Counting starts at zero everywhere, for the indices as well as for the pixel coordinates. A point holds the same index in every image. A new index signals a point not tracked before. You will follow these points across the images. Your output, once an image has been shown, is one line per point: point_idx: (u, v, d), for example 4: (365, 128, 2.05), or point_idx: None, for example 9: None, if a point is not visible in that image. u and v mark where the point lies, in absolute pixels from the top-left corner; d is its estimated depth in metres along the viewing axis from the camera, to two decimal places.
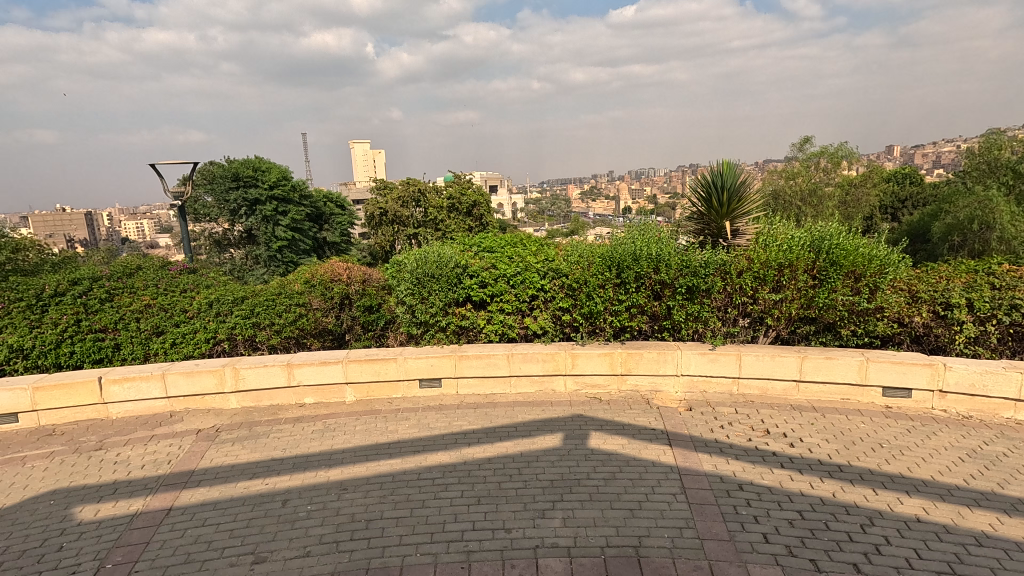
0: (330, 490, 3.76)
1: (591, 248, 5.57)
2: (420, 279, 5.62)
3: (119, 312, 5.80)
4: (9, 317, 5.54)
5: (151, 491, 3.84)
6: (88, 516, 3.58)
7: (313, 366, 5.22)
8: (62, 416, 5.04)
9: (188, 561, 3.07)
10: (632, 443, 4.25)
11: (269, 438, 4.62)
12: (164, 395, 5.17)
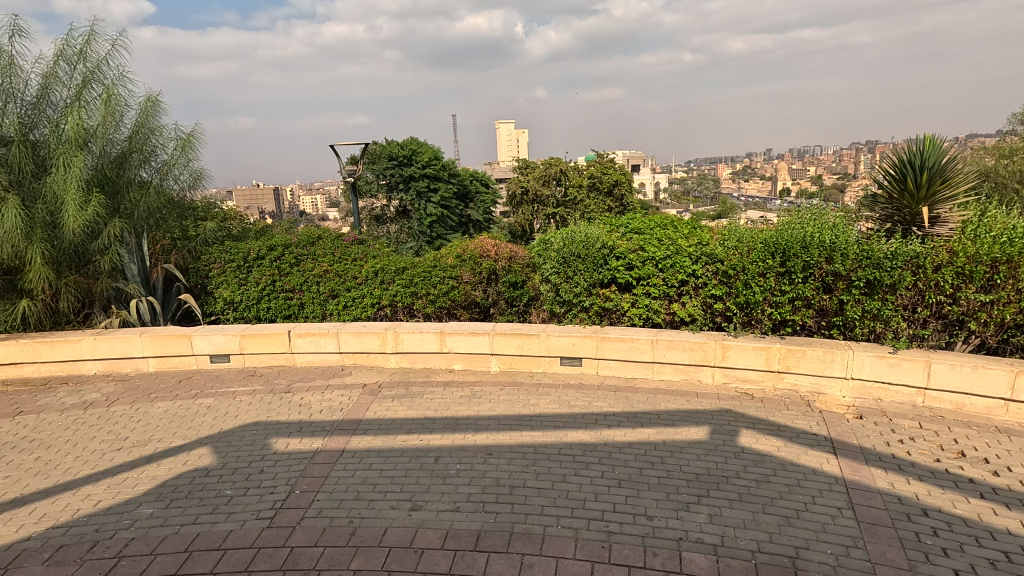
0: (477, 453, 4.00)
1: (752, 234, 5.20)
2: (567, 259, 5.68)
3: (304, 275, 6.67)
4: (224, 275, 6.66)
5: (328, 433, 4.40)
6: (281, 447, 4.22)
7: (462, 335, 5.56)
8: (261, 360, 5.95)
9: (358, 498, 3.49)
10: (789, 446, 3.91)
11: (423, 398, 5.03)
12: (338, 350, 5.85)
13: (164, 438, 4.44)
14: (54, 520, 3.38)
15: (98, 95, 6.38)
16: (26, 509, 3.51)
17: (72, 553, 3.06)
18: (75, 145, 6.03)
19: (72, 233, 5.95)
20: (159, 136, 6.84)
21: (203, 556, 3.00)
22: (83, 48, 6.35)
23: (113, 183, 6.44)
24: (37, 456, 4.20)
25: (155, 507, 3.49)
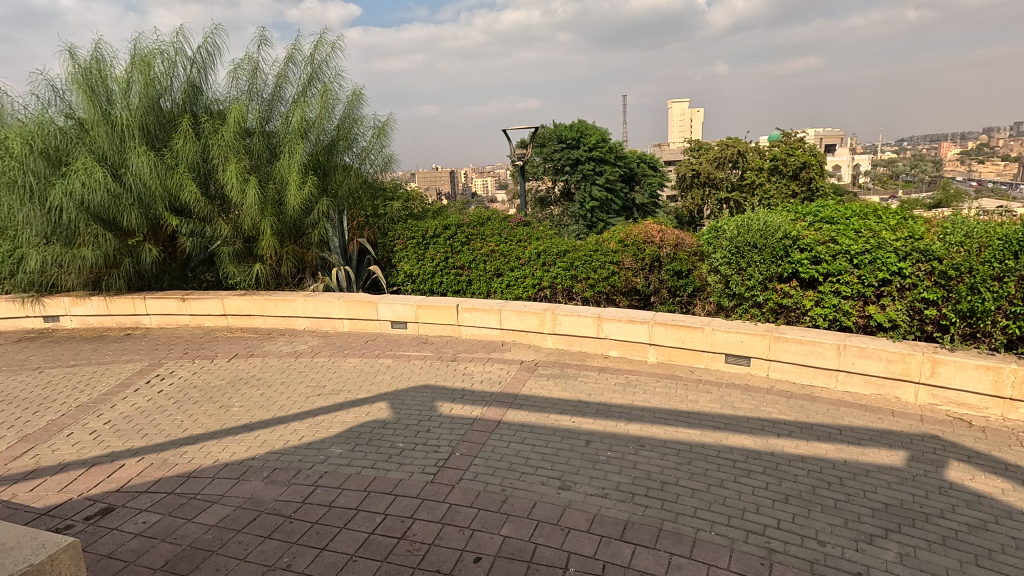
0: (629, 442, 3.93)
1: (986, 228, 4.29)
2: (740, 248, 5.26)
3: (473, 254, 7.11)
4: (406, 250, 7.40)
5: (487, 404, 4.68)
6: (445, 411, 4.60)
7: (620, 322, 5.47)
8: (432, 330, 6.52)
9: (511, 469, 3.67)
10: (1020, 491, 3.18)
11: (577, 381, 5.08)
12: (499, 327, 6.16)
13: (352, 390, 5.12)
14: (271, 446, 4.12)
15: (317, 92, 7.47)
16: (252, 434, 4.32)
17: (282, 476, 3.70)
18: (298, 134, 7.14)
19: (293, 209, 7.07)
20: (360, 126, 7.76)
21: (378, 497, 3.41)
22: (309, 51, 7.45)
23: (324, 167, 7.52)
24: (261, 392, 5.14)
25: (343, 448, 4.05)
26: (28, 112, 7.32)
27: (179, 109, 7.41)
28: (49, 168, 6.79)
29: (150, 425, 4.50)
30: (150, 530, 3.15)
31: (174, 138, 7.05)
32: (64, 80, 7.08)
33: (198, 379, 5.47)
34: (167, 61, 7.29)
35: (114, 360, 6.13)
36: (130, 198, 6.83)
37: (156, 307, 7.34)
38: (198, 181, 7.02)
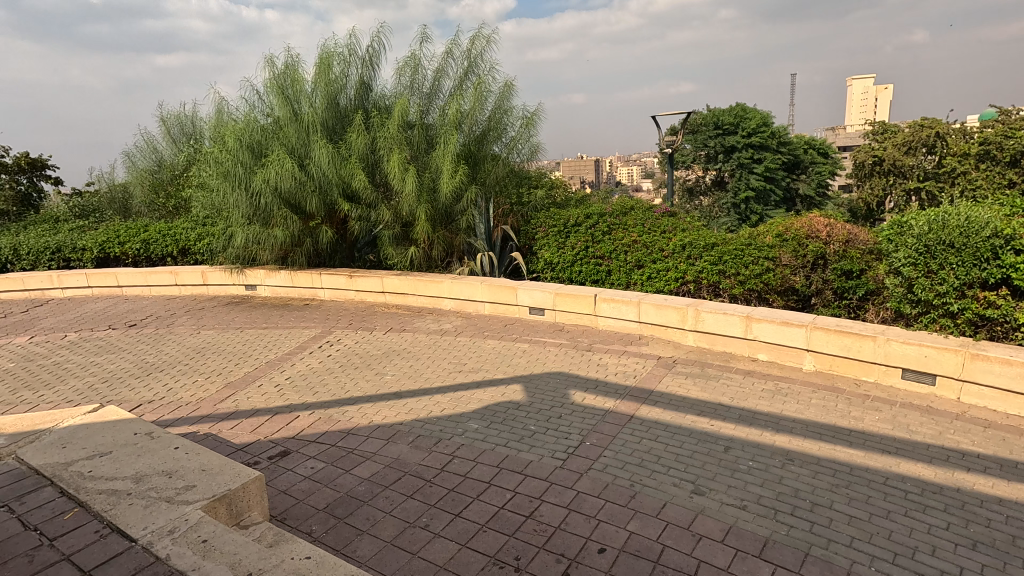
0: (775, 455, 3.61)
1: None
2: (930, 248, 4.51)
3: (614, 244, 6.99)
4: (548, 238, 7.51)
5: (620, 396, 4.61)
6: (578, 399, 4.62)
7: (773, 324, 5.02)
8: (569, 319, 6.56)
9: (641, 465, 3.58)
10: None
11: (720, 382, 4.78)
12: (638, 320, 6.01)
13: (490, 370, 5.37)
14: (416, 415, 4.49)
15: (471, 84, 7.87)
16: (401, 401, 4.75)
17: (425, 443, 4.02)
18: (453, 125, 7.59)
19: (445, 197, 7.55)
20: (510, 116, 8.02)
21: (509, 475, 3.55)
22: (466, 45, 7.84)
23: (475, 156, 7.91)
24: (410, 364, 5.62)
25: (479, 424, 4.28)
26: (240, 113, 8.72)
27: (353, 106, 8.30)
28: (253, 159, 8.03)
29: (320, 384, 5.17)
30: (317, 475, 3.62)
31: (348, 132, 7.92)
32: (266, 85, 8.30)
33: (359, 348, 6.14)
34: (344, 63, 8.20)
35: (295, 326, 7.12)
36: (313, 185, 7.81)
37: (329, 282, 8.34)
38: (366, 171, 7.81)
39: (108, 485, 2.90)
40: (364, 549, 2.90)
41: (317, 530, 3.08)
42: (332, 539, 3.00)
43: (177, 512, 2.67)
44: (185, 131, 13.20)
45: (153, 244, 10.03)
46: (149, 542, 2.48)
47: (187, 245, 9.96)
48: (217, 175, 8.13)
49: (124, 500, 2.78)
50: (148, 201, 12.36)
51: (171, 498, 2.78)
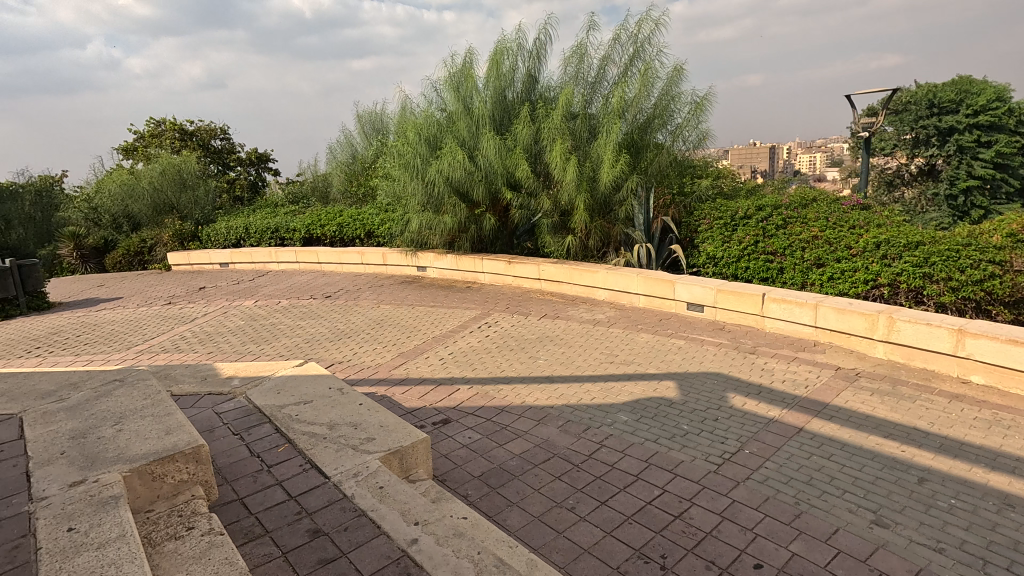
0: (987, 496, 3.03)
1: None
2: None
3: (789, 240, 6.41)
4: (711, 232, 7.18)
5: (787, 406, 4.22)
6: (737, 404, 4.33)
7: (995, 342, 4.19)
8: (731, 318, 6.15)
9: (809, 484, 3.25)
10: None
11: (915, 404, 4.12)
12: (813, 324, 5.43)
13: (643, 364, 5.26)
14: (566, 400, 4.58)
15: (638, 70, 7.68)
16: (552, 386, 4.89)
17: (574, 428, 4.09)
18: (616, 114, 7.51)
19: (605, 186, 7.50)
20: (677, 102, 7.66)
21: (658, 472, 3.47)
22: (633, 29, 7.65)
23: (638, 145, 7.74)
24: (562, 351, 5.74)
25: (629, 417, 4.24)
26: (420, 110, 9.57)
27: (519, 98, 8.63)
28: (429, 151, 8.77)
29: (479, 362, 5.53)
30: (474, 445, 3.90)
31: (514, 124, 8.26)
32: (443, 82, 8.98)
33: (514, 331, 6.43)
34: (513, 57, 8.54)
35: (458, 306, 7.67)
36: (480, 175, 8.30)
37: (489, 267, 8.82)
38: (529, 161, 8.09)
39: (309, 428, 3.45)
40: (513, 519, 3.07)
41: (472, 494, 3.33)
42: (485, 505, 3.22)
43: (360, 459, 3.08)
44: (375, 127, 14.87)
45: (345, 227, 11.51)
46: (339, 481, 2.90)
47: (372, 229, 11.26)
48: (399, 167, 9.04)
49: (320, 442, 3.27)
50: (343, 189, 14.19)
51: (355, 446, 3.21)
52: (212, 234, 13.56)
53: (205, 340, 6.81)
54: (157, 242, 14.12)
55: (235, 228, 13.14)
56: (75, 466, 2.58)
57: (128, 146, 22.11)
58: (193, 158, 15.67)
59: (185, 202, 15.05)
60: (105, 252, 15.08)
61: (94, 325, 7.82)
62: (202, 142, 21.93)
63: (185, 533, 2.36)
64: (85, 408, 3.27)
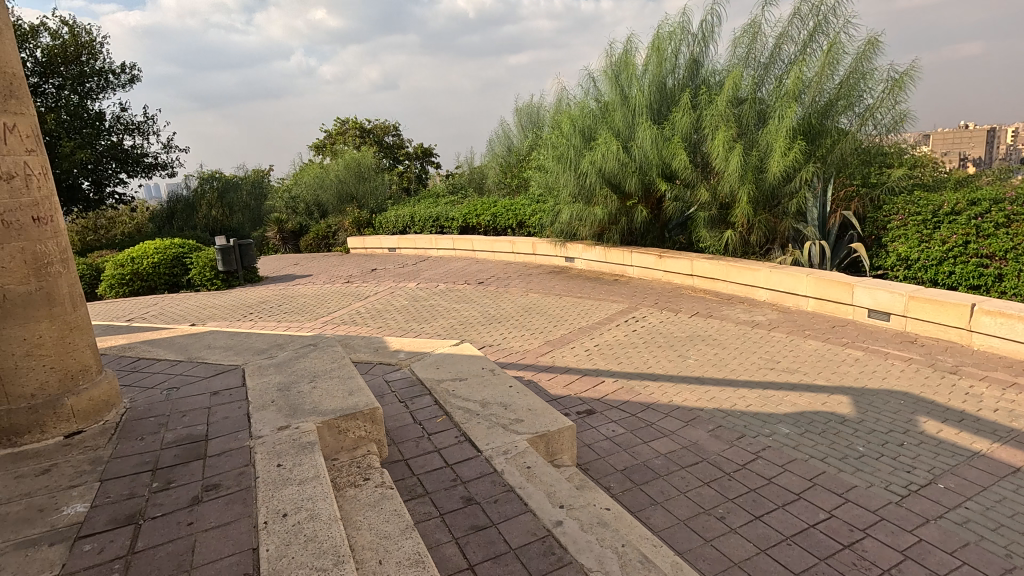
0: None
1: None
2: None
3: (1014, 241, 5.37)
4: (904, 229, 6.24)
5: (999, 440, 3.54)
6: (930, 430, 3.73)
7: None
8: (926, 330, 5.31)
9: None
10: None
11: None
12: None
13: (809, 374, 4.76)
14: (718, 404, 4.33)
15: (821, 47, 6.87)
16: (703, 387, 4.65)
17: (726, 435, 3.86)
18: (791, 96, 6.82)
19: (773, 177, 6.88)
20: (869, 80, 6.69)
21: (825, 494, 3.14)
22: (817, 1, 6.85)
23: (816, 131, 6.95)
24: (716, 352, 5.42)
25: (791, 430, 3.87)
26: (576, 101, 9.60)
27: (680, 85, 8.24)
28: (583, 143, 8.78)
29: (625, 356, 5.45)
30: (617, 438, 3.87)
31: (673, 112, 7.91)
32: (601, 73, 8.91)
33: (663, 328, 6.21)
34: (676, 41, 8.16)
35: (605, 298, 7.61)
36: (634, 165, 8.10)
37: (639, 261, 8.59)
38: (687, 151, 7.71)
39: (464, 403, 3.70)
40: (657, 519, 2.98)
41: (615, 487, 3.29)
42: (628, 499, 3.17)
43: (509, 438, 3.23)
44: (531, 120, 15.25)
45: (499, 217, 12.03)
46: (490, 456, 3.08)
47: (523, 219, 11.62)
48: (552, 158, 9.17)
49: (474, 418, 3.50)
50: (498, 181, 14.82)
51: (505, 426, 3.37)
52: (383, 222, 15.07)
53: (376, 316, 7.62)
54: (340, 228, 16.09)
55: (402, 216, 14.45)
56: (281, 413, 3.07)
57: (321, 143, 25.39)
58: (370, 153, 17.51)
59: (363, 192, 16.90)
60: (299, 235, 17.55)
61: (291, 297, 9.17)
62: (378, 138, 24.38)
63: (362, 482, 2.69)
64: (288, 366, 3.87)
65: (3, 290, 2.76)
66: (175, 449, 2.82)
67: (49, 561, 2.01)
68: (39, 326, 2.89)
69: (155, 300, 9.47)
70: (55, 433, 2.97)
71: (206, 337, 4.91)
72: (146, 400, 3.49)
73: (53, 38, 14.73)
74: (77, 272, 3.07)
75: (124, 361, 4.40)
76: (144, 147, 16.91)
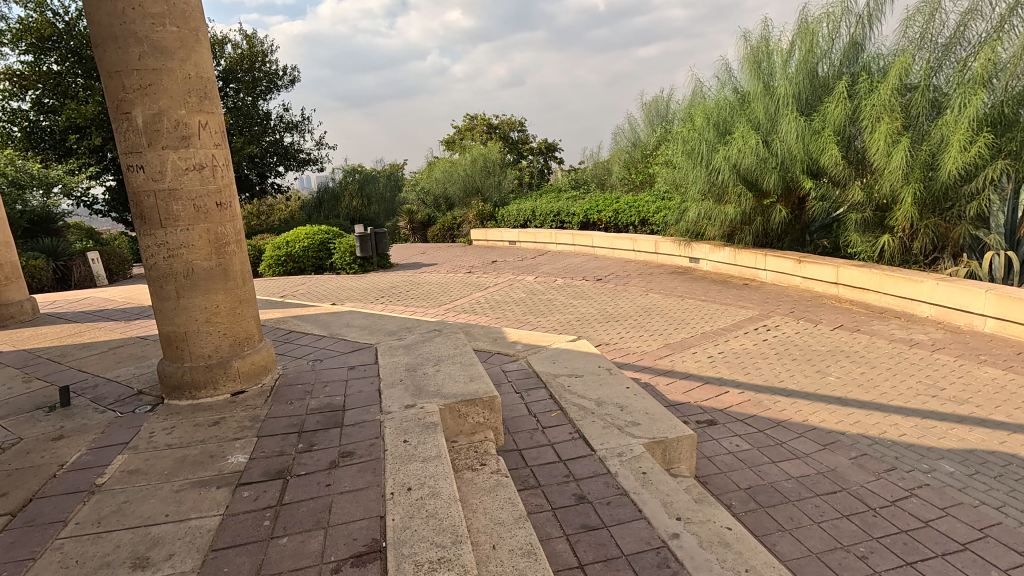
0: None
1: None
2: None
3: None
4: None
5: None
6: None
7: None
8: None
9: None
10: None
11: None
12: None
13: (984, 407, 4.07)
14: (864, 430, 3.86)
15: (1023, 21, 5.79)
16: (845, 409, 4.17)
17: (872, 465, 3.43)
18: (979, 82, 5.86)
19: (948, 176, 5.96)
20: None
21: (999, 549, 2.67)
22: None
23: (1009, 121, 5.89)
24: (862, 371, 4.83)
25: (957, 469, 3.34)
26: (711, 93, 9.05)
27: (834, 72, 7.43)
28: (717, 137, 8.26)
29: (753, 366, 5.06)
30: (741, 454, 3.61)
31: (825, 102, 7.17)
32: (740, 61, 8.30)
33: (799, 339, 5.67)
34: (833, 23, 7.36)
35: (732, 303, 7.13)
36: (775, 161, 7.47)
37: (773, 265, 7.92)
38: (840, 146, 6.95)
39: (578, 400, 3.68)
40: (784, 547, 2.72)
41: (737, 506, 3.06)
42: (751, 522, 2.93)
43: (625, 440, 3.15)
44: (660, 113, 14.71)
45: (621, 214, 11.76)
46: (604, 456, 3.02)
47: (646, 216, 11.25)
48: (682, 154, 8.74)
49: (589, 416, 3.46)
50: (622, 177, 14.49)
51: (621, 427, 3.29)
52: (505, 215, 15.43)
53: (495, 307, 7.84)
54: (464, 220, 16.77)
55: (524, 210, 14.67)
56: (407, 392, 3.27)
57: (451, 139, 26.67)
58: (497, 148, 17.99)
59: (488, 186, 17.44)
60: (427, 226, 18.57)
61: (418, 284, 9.74)
62: (504, 134, 25.06)
63: (478, 467, 2.78)
64: (415, 348, 4.11)
65: (192, 265, 3.22)
66: (317, 415, 3.12)
67: (217, 501, 2.32)
68: (216, 297, 3.34)
69: (303, 280, 10.56)
70: (224, 390, 3.43)
71: (345, 317, 5.37)
72: (295, 369, 3.91)
73: (234, 49, 16.95)
74: (248, 252, 3.51)
75: (278, 333, 4.96)
76: (300, 143, 18.91)
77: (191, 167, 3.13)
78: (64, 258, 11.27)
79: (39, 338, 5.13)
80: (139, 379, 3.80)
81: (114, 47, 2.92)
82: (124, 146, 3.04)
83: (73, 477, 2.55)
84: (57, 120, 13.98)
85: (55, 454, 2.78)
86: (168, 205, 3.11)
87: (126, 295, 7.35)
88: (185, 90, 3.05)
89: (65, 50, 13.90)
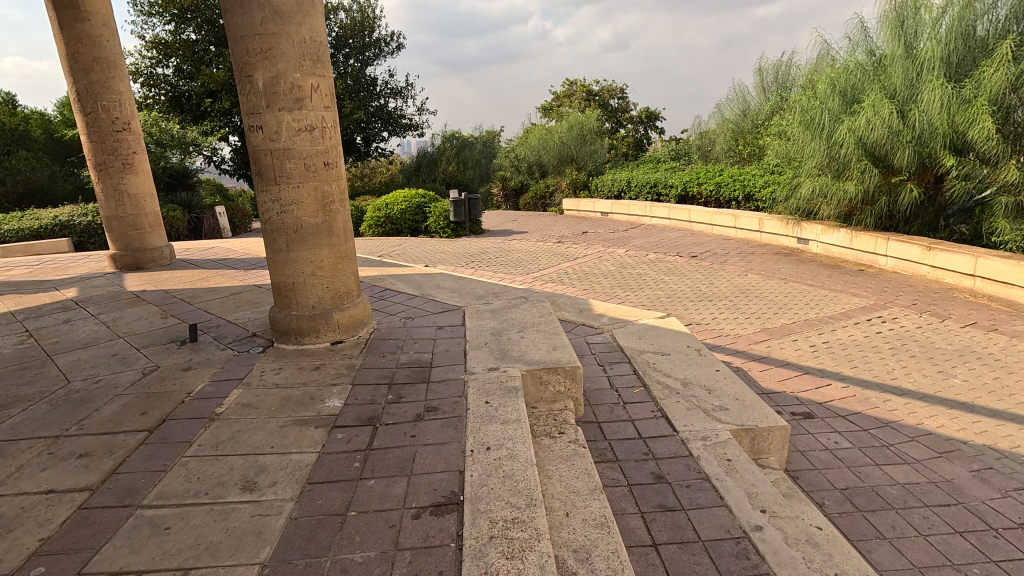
0: None
1: None
2: None
3: None
4: None
5: None
6: None
7: None
8: None
9: None
10: None
11: None
12: None
13: None
14: (992, 442, 3.43)
15: None
16: (970, 416, 3.72)
17: (998, 481, 3.06)
18: None
19: None
20: None
21: None
22: None
23: None
24: (996, 376, 4.27)
25: None
26: (839, 55, 8.15)
27: (998, 31, 6.43)
28: (842, 106, 7.46)
29: (862, 360, 4.64)
30: (840, 452, 3.34)
31: (982, 66, 6.26)
32: (879, 19, 7.35)
33: (921, 335, 5.10)
34: None
35: (843, 290, 6.54)
36: (910, 135, 6.63)
37: (896, 250, 7.11)
38: (994, 117, 6.09)
39: (664, 379, 3.57)
40: (882, 556, 2.50)
41: (830, 506, 2.86)
42: (845, 525, 2.72)
43: (710, 425, 3.02)
44: (778, 79, 13.52)
45: (724, 187, 11.08)
46: (686, 438, 2.93)
47: (752, 191, 10.52)
48: (799, 124, 7.97)
49: (673, 396, 3.35)
50: (728, 149, 13.61)
51: (707, 411, 3.16)
52: (599, 185, 15.05)
53: (583, 278, 7.74)
54: (557, 189, 16.59)
55: (619, 180, 14.25)
56: (492, 356, 3.35)
57: (548, 106, 26.33)
58: (595, 115, 17.49)
59: (583, 154, 17.07)
60: (520, 193, 18.56)
61: (508, 251, 9.83)
62: (603, 102, 24.35)
63: (556, 435, 2.80)
64: (500, 314, 4.16)
65: (301, 221, 3.46)
66: (407, 369, 3.28)
67: (314, 439, 2.52)
68: (321, 252, 3.57)
69: (400, 241, 11.01)
70: (325, 338, 3.69)
71: (436, 278, 5.54)
72: (388, 324, 4.12)
73: (347, 16, 17.65)
74: (350, 212, 3.70)
75: (374, 290, 5.24)
76: (403, 109, 19.53)
77: (304, 128, 3.32)
78: (196, 211, 12.52)
79: (174, 280, 5.79)
80: (254, 324, 4.19)
81: (240, 13, 3.12)
82: (247, 107, 3.28)
83: (198, 405, 2.88)
84: (194, 85, 15.40)
85: (184, 383, 3.16)
86: (283, 163, 3.33)
87: (245, 247, 8.08)
88: (301, 53, 3.22)
89: (203, 20, 15.06)
